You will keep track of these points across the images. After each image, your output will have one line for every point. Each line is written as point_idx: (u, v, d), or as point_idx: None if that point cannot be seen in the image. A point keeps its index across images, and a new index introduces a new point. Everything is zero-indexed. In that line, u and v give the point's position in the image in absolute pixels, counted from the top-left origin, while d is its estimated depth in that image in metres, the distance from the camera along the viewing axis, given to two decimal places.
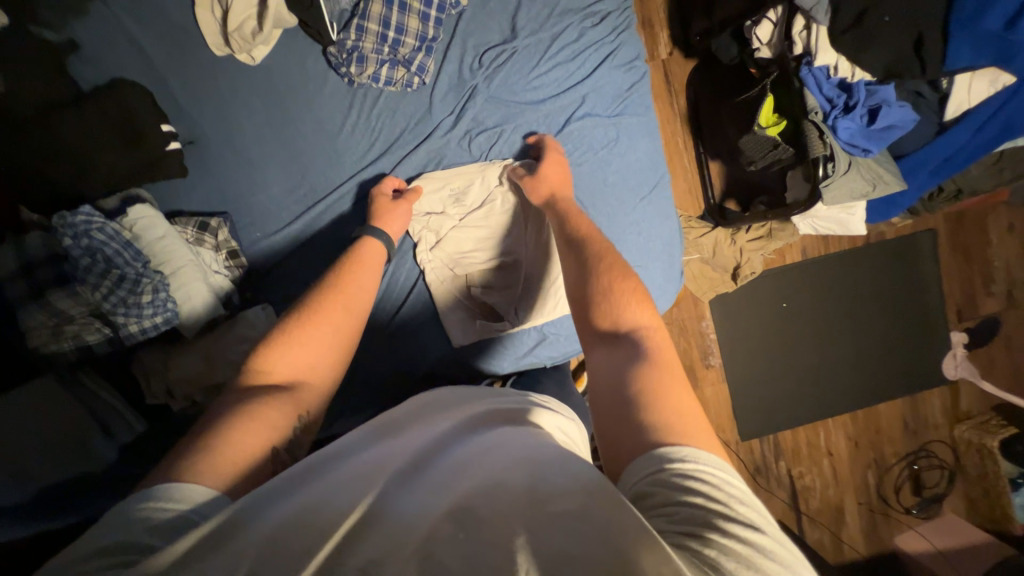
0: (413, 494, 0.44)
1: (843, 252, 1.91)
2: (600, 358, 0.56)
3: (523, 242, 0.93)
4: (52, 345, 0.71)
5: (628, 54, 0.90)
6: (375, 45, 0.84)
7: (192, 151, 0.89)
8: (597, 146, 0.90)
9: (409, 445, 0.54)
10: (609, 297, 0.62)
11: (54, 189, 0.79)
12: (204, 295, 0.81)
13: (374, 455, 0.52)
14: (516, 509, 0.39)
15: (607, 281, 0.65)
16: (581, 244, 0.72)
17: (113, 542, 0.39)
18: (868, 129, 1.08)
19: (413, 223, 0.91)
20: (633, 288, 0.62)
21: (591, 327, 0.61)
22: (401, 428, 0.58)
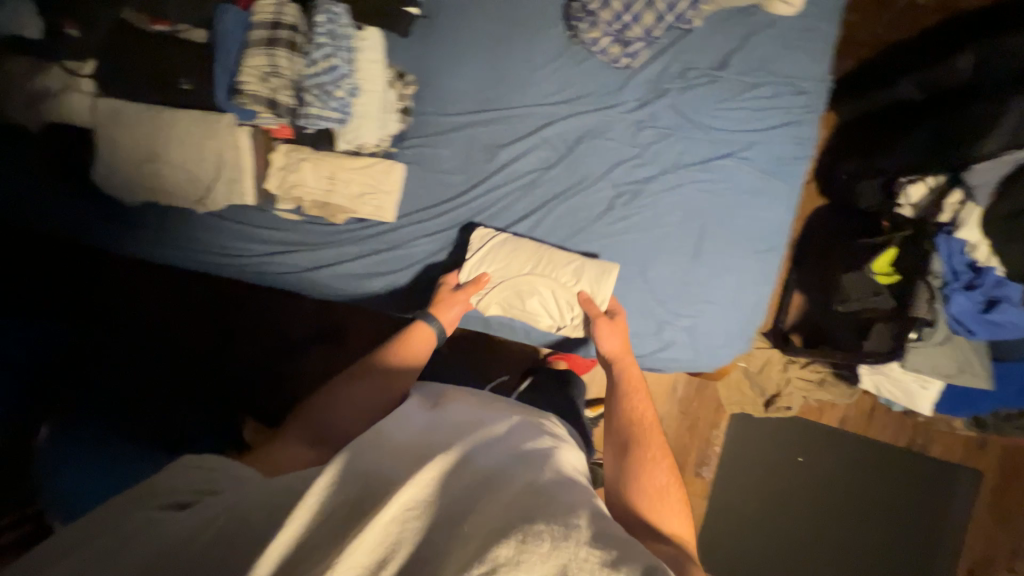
0: (479, 472, 0.56)
1: (880, 442, 1.83)
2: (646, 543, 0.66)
3: (590, 266, 0.94)
4: (253, 83, 0.80)
5: (806, 132, 0.98)
6: (609, 19, 0.96)
7: (420, 24, 1.01)
8: (742, 189, 0.97)
9: (460, 423, 0.68)
10: (645, 475, 0.74)
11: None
12: (375, 121, 0.90)
13: (443, 432, 0.65)
14: (525, 509, 0.51)
15: (656, 474, 0.74)
16: (637, 435, 0.79)
17: (158, 491, 0.55)
18: (981, 315, 1.11)
19: (484, 233, 0.96)
20: (667, 484, 0.74)
21: (635, 515, 0.70)
22: (463, 410, 0.72)
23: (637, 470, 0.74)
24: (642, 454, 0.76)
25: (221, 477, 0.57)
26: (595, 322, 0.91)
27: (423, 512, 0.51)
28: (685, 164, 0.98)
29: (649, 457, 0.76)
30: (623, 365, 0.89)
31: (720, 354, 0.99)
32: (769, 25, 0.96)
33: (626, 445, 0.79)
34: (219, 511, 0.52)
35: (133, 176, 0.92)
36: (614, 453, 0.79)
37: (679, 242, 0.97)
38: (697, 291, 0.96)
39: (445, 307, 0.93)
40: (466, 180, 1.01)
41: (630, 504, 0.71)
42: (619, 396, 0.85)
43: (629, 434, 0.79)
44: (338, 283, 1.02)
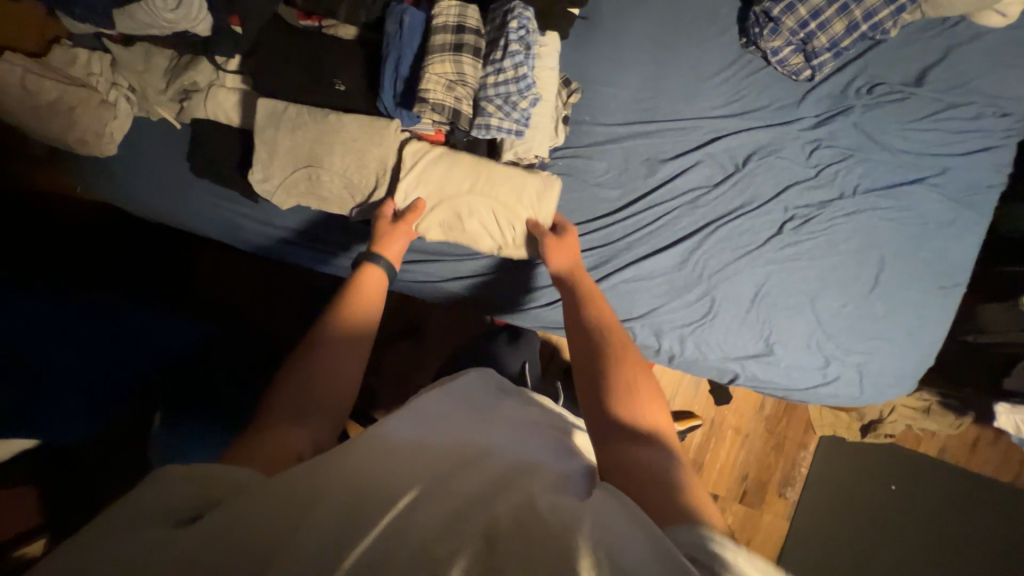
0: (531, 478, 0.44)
1: (982, 475, 1.74)
2: (649, 454, 0.50)
3: (548, 208, 0.87)
4: (437, 91, 0.76)
5: (1005, 158, 0.89)
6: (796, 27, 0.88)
7: (580, 25, 0.95)
8: (928, 219, 0.89)
9: (454, 423, 0.53)
10: (651, 402, 0.57)
11: None
12: (546, 134, 0.86)
13: (430, 430, 0.49)
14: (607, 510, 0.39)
15: (631, 377, 0.59)
16: (595, 340, 0.64)
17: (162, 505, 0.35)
18: None
19: (412, 145, 0.87)
20: (656, 395, 0.58)
21: (625, 427, 0.54)
22: (444, 404, 0.57)
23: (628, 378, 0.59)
24: (606, 359, 0.61)
25: (206, 481, 0.38)
26: (554, 250, 0.82)
27: (452, 511, 0.37)
28: (866, 188, 0.90)
29: (649, 402, 0.57)
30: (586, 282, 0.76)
31: (886, 391, 0.93)
32: (971, 39, 0.88)
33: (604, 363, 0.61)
34: (229, 520, 0.33)
35: (292, 181, 0.90)
36: (583, 366, 0.62)
37: (855, 273, 0.90)
38: (872, 326, 0.90)
39: (393, 237, 0.80)
40: (622, 194, 0.96)
41: (626, 419, 0.55)
42: (574, 298, 0.72)
43: (585, 339, 0.64)
44: (486, 296, 1.00)
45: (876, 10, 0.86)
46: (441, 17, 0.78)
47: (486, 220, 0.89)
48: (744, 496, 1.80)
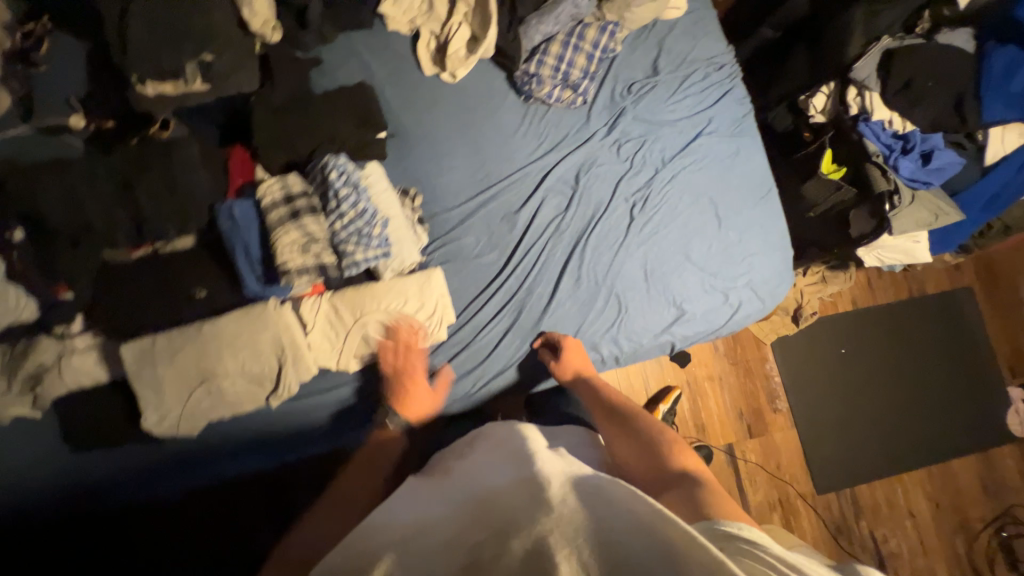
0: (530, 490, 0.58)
1: (891, 301, 2.04)
2: (675, 493, 0.70)
3: (435, 290, 0.97)
4: (296, 259, 0.80)
5: (741, 92, 1.15)
6: (551, 73, 1.08)
7: (392, 142, 1.08)
8: (722, 158, 1.11)
9: (455, 489, 0.67)
10: (676, 454, 0.79)
11: (305, 155, 0.98)
12: (408, 241, 0.92)
13: (430, 506, 0.63)
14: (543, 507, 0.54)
15: (662, 445, 0.80)
16: (627, 425, 0.86)
17: None
18: (925, 168, 1.32)
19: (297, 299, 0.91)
20: (687, 451, 0.80)
21: (661, 477, 0.74)
22: (442, 480, 0.72)
23: (660, 446, 0.80)
24: (643, 436, 0.83)
25: None
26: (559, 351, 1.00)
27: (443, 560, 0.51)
28: (669, 157, 1.10)
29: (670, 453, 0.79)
30: (589, 375, 0.98)
31: (780, 291, 1.09)
32: (671, 28, 1.15)
33: (631, 437, 0.83)
34: None
35: (194, 404, 0.86)
36: (625, 446, 0.83)
37: (701, 219, 1.08)
38: (738, 251, 1.07)
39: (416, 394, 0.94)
40: (501, 253, 1.05)
41: (660, 471, 0.76)
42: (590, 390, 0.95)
43: (621, 423, 0.87)
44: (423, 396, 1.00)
45: (599, 39, 1.09)
46: (267, 198, 0.83)
47: (392, 328, 0.95)
48: (751, 429, 1.92)
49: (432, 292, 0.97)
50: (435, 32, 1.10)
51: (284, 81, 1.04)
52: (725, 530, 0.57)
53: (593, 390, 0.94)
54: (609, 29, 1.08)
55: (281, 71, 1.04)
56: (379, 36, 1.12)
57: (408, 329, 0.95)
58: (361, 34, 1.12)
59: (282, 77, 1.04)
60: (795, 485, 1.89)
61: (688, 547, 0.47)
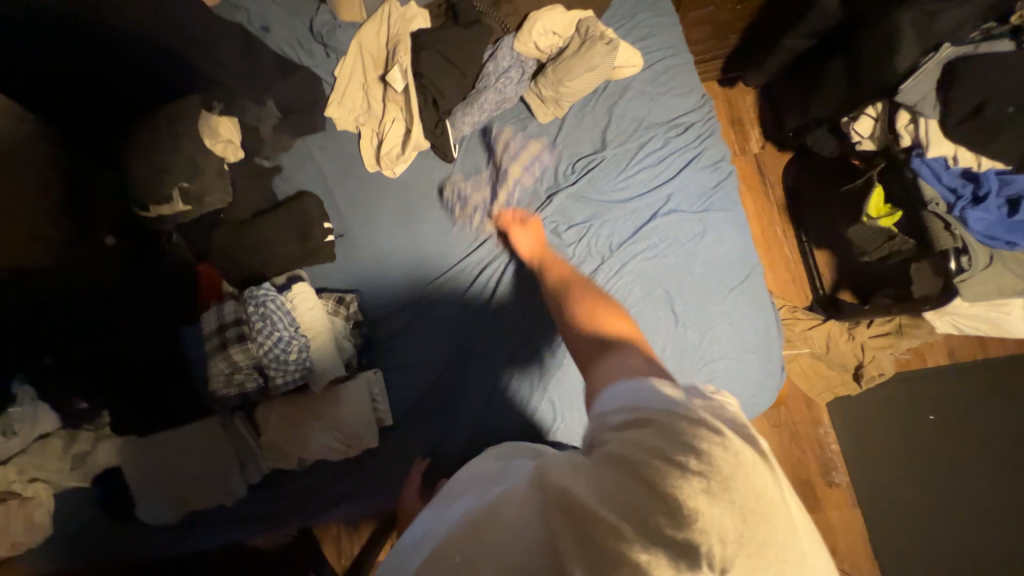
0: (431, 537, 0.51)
1: (1005, 355, 1.59)
2: (599, 370, 0.54)
3: (364, 399, 1.00)
4: (223, 388, 0.90)
5: (712, 157, 0.98)
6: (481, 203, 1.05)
7: (341, 242, 1.13)
8: (683, 239, 0.95)
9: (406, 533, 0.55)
10: (600, 310, 0.66)
11: (257, 268, 1.08)
12: (331, 356, 0.97)
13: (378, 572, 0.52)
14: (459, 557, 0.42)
15: (596, 304, 0.68)
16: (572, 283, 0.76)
17: None
18: (1009, 220, 0.98)
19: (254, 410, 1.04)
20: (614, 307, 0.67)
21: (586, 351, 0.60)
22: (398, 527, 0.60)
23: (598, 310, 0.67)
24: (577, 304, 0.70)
25: None
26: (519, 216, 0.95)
27: None
28: (619, 243, 0.97)
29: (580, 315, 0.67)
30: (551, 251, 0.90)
31: (756, 401, 0.91)
32: (625, 88, 1.00)
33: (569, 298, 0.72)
34: None
35: (173, 503, 1.02)
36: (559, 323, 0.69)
37: (654, 316, 0.93)
38: (697, 356, 0.91)
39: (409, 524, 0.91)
40: (439, 351, 1.06)
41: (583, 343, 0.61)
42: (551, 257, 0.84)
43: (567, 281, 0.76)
44: (361, 497, 1.03)
45: (521, 161, 1.01)
46: (205, 329, 0.93)
47: (319, 435, 1.00)
48: None
49: (364, 400, 1.00)
50: (375, 129, 1.10)
51: (248, 196, 1.15)
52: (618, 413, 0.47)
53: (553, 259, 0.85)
54: (533, 148, 1.01)
55: (245, 185, 1.15)
56: (330, 137, 1.16)
57: (343, 436, 1.00)
58: (315, 136, 1.18)
59: (246, 191, 1.15)
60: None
61: (574, 513, 0.39)
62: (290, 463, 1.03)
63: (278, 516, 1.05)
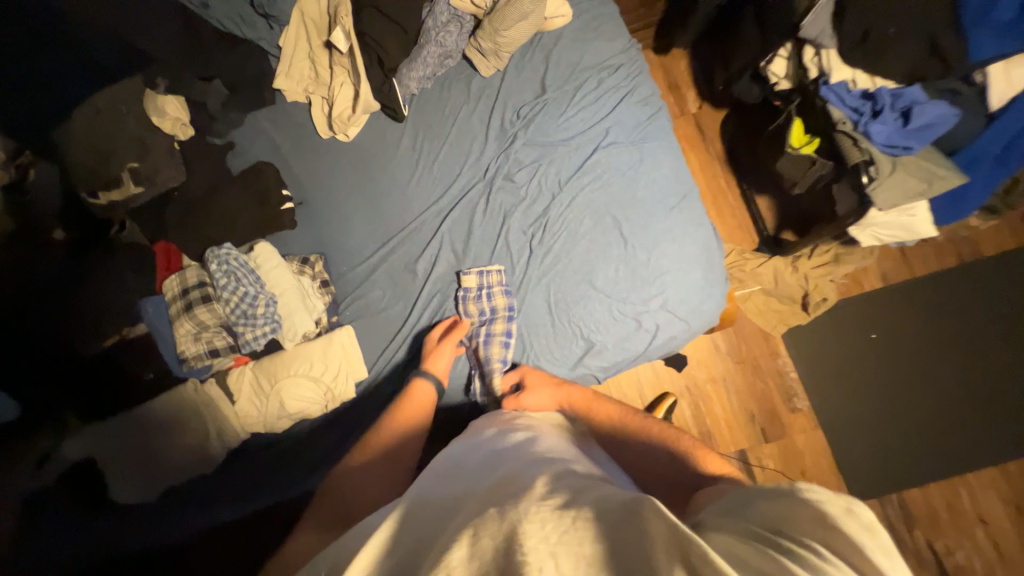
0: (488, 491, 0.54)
1: (934, 272, 1.73)
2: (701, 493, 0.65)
3: (340, 351, 1.03)
4: (190, 348, 0.90)
5: (644, 92, 1.06)
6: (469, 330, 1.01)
7: (301, 209, 1.14)
8: (624, 168, 1.02)
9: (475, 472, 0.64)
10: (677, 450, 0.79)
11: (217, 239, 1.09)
12: (298, 310, 0.98)
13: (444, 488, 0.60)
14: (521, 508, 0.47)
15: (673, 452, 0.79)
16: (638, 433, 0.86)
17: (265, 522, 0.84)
18: (905, 129, 1.09)
19: (231, 377, 1.05)
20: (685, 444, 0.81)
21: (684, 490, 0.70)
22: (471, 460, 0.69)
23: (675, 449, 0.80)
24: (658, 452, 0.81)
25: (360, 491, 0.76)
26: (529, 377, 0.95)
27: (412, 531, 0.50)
28: (567, 179, 1.04)
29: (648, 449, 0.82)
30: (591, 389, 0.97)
31: (705, 309, 0.99)
32: (559, 38, 1.08)
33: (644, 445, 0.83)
34: None
35: (145, 479, 1.00)
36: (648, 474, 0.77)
37: (605, 242, 1.00)
38: (648, 273, 0.98)
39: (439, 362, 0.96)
40: (405, 303, 1.08)
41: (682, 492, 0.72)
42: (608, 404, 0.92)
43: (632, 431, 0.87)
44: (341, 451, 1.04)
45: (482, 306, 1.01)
46: (168, 295, 0.93)
47: (296, 391, 1.01)
48: (766, 433, 1.73)
49: (340, 353, 1.03)
50: (324, 96, 1.13)
51: (202, 172, 1.15)
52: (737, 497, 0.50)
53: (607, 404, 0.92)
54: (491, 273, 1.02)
55: (198, 162, 1.16)
56: (281, 109, 1.19)
57: (320, 390, 1.01)
58: (266, 110, 1.20)
59: (199, 168, 1.16)
60: (824, 493, 1.68)
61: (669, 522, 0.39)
62: (268, 425, 1.04)
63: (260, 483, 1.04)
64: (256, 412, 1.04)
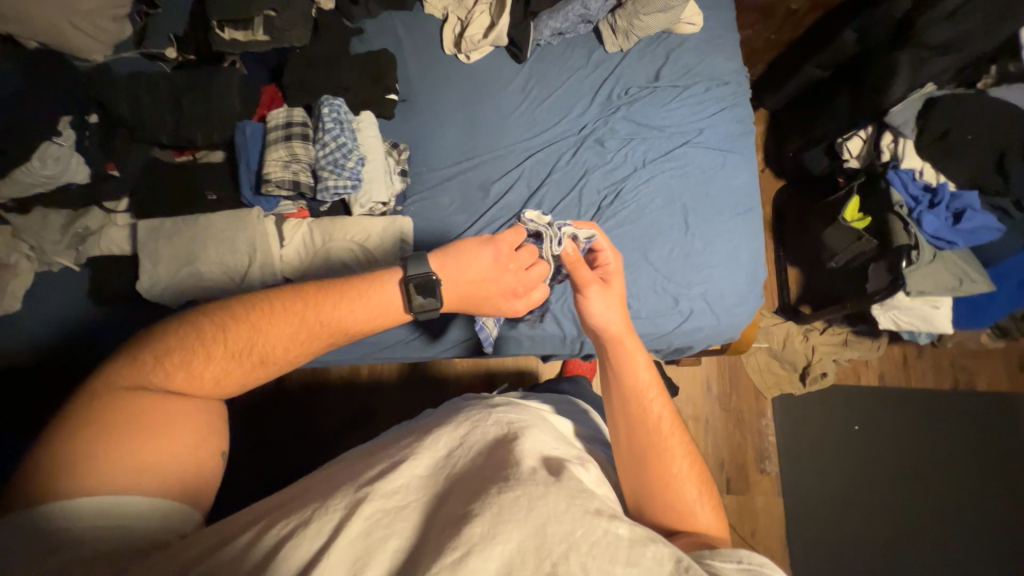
0: (500, 459, 0.59)
1: (926, 388, 1.81)
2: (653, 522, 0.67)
3: (401, 233, 1.07)
4: (276, 172, 0.95)
5: (742, 112, 1.15)
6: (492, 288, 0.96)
7: (402, 106, 1.21)
8: (705, 167, 1.11)
9: (469, 436, 0.65)
10: (681, 462, 0.70)
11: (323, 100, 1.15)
12: (377, 180, 1.03)
13: (435, 450, 0.62)
14: (541, 509, 0.50)
15: (672, 464, 0.69)
16: (645, 420, 0.72)
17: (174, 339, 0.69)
18: (954, 227, 1.19)
19: (288, 225, 1.06)
20: (688, 459, 0.71)
21: (646, 496, 0.68)
22: (452, 421, 0.70)
23: (680, 465, 0.70)
24: (654, 451, 0.70)
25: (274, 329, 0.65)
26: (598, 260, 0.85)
27: (427, 497, 0.55)
28: (651, 160, 1.12)
29: (660, 474, 0.68)
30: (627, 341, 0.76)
31: (738, 312, 1.05)
32: (683, 42, 1.18)
33: (644, 438, 0.71)
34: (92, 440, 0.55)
35: (175, 281, 1.01)
36: (624, 445, 0.71)
37: (669, 224, 1.07)
38: (699, 262, 1.05)
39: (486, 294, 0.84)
40: (469, 217, 1.14)
41: (637, 498, 0.69)
42: (631, 381, 0.74)
43: (642, 419, 0.72)
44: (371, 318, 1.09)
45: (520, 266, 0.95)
46: (272, 123, 0.99)
47: (335, 261, 1.05)
48: (730, 485, 1.75)
49: (397, 236, 1.07)
50: (460, 19, 1.23)
51: (327, 41, 1.23)
52: (713, 560, 0.56)
53: (636, 381, 0.74)
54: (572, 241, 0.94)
55: (328, 32, 1.24)
56: (416, 16, 1.27)
57: (369, 260, 1.05)
58: (401, 13, 1.28)
59: (327, 36, 1.23)
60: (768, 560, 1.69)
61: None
62: (307, 279, 1.06)
63: None
64: (297, 263, 1.06)
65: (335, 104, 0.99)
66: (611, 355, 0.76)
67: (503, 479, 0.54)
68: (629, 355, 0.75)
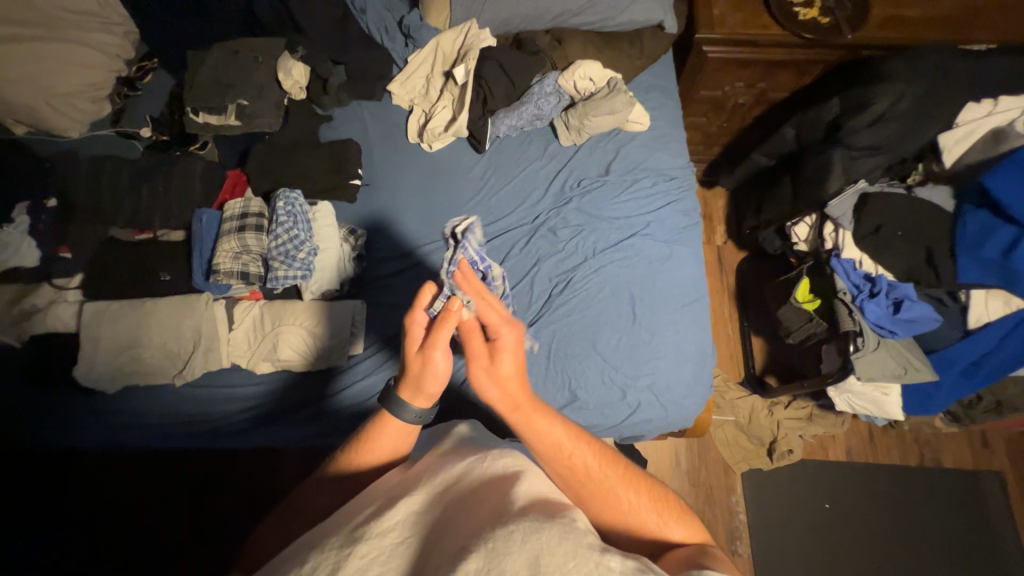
0: (498, 499, 0.54)
1: (894, 463, 1.80)
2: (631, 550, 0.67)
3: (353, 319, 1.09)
4: (227, 263, 1.03)
5: (687, 205, 1.22)
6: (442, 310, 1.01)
7: (364, 190, 1.25)
8: (652, 258, 1.15)
9: (467, 469, 0.62)
10: (621, 494, 0.69)
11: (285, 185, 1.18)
12: (330, 268, 1.08)
13: (433, 486, 0.59)
14: (528, 533, 0.46)
15: (617, 498, 0.68)
16: (572, 472, 0.69)
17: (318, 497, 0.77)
18: (894, 316, 1.24)
19: (238, 309, 1.08)
20: (630, 479, 0.71)
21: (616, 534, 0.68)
22: (451, 456, 0.67)
23: (625, 502, 0.68)
24: (595, 494, 0.68)
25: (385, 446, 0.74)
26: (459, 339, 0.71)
27: (413, 538, 0.51)
28: (602, 250, 1.16)
29: (613, 517, 0.68)
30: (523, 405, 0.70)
31: (684, 403, 1.07)
32: (632, 139, 1.26)
33: (585, 489, 0.68)
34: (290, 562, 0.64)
35: (117, 365, 1.02)
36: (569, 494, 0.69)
37: (617, 313, 1.10)
38: (645, 352, 1.07)
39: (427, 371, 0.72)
40: None
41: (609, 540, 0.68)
42: (543, 441, 0.70)
43: (567, 471, 0.69)
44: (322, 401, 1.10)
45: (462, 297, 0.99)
46: (227, 213, 1.06)
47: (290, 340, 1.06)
48: None
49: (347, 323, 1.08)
50: (425, 112, 1.30)
51: (296, 130, 1.29)
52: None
53: (552, 446, 0.70)
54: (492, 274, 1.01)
55: (298, 121, 1.30)
56: (383, 106, 1.35)
57: (315, 346, 1.06)
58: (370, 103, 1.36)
59: (296, 125, 1.29)
60: None
61: None
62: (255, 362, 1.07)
63: (229, 407, 1.08)
64: (245, 346, 1.08)
65: (288, 195, 1.06)
66: (512, 427, 0.71)
67: (491, 515, 0.50)
68: (537, 427, 0.70)
